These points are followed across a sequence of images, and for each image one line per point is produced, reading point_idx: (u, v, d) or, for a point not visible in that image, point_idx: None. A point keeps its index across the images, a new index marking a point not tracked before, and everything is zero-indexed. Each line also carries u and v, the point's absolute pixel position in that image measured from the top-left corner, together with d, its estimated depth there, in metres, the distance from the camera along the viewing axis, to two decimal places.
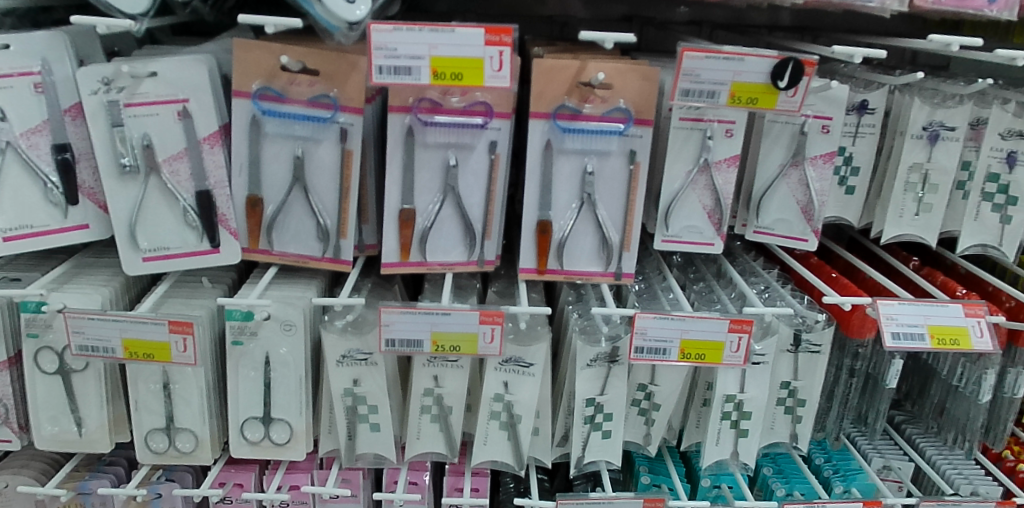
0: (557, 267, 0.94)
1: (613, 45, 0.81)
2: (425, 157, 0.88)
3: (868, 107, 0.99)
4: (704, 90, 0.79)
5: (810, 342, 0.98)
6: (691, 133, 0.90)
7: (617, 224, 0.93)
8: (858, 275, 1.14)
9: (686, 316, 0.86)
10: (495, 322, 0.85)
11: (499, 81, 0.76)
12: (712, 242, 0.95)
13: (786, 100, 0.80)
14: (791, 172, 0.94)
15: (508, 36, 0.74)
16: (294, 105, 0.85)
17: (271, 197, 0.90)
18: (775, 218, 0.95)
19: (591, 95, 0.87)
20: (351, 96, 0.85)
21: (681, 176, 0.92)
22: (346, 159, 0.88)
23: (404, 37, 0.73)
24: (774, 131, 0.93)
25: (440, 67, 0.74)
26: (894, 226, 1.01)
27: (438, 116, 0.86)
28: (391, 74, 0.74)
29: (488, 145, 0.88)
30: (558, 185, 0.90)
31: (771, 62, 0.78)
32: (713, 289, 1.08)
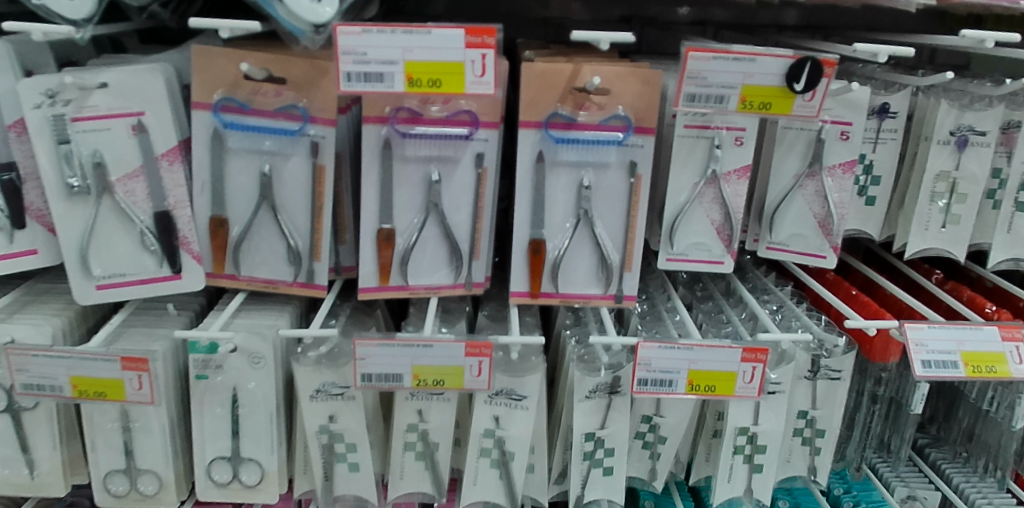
0: (551, 291, 0.85)
1: (609, 45, 0.72)
2: (404, 172, 0.80)
3: (890, 111, 0.91)
4: (712, 95, 0.71)
5: (829, 368, 0.90)
6: (697, 142, 0.82)
7: (617, 243, 0.85)
8: (879, 292, 1.06)
9: (694, 345, 0.78)
10: (483, 355, 0.77)
11: (482, 87, 0.68)
12: (723, 261, 0.87)
13: (803, 104, 0.72)
14: (806, 183, 0.86)
15: (491, 37, 0.66)
16: (258, 116, 0.77)
17: (237, 218, 0.82)
18: (790, 233, 0.87)
19: (586, 102, 0.79)
20: (322, 106, 0.77)
21: (687, 189, 0.84)
22: (318, 175, 0.80)
23: (375, 40, 0.65)
24: (788, 139, 0.85)
25: (415, 73, 0.67)
26: (918, 239, 0.93)
27: (418, 127, 0.78)
28: (360, 81, 0.66)
29: (474, 158, 0.80)
30: (551, 202, 0.82)
31: (787, 63, 0.69)
32: (723, 309, 1.01)
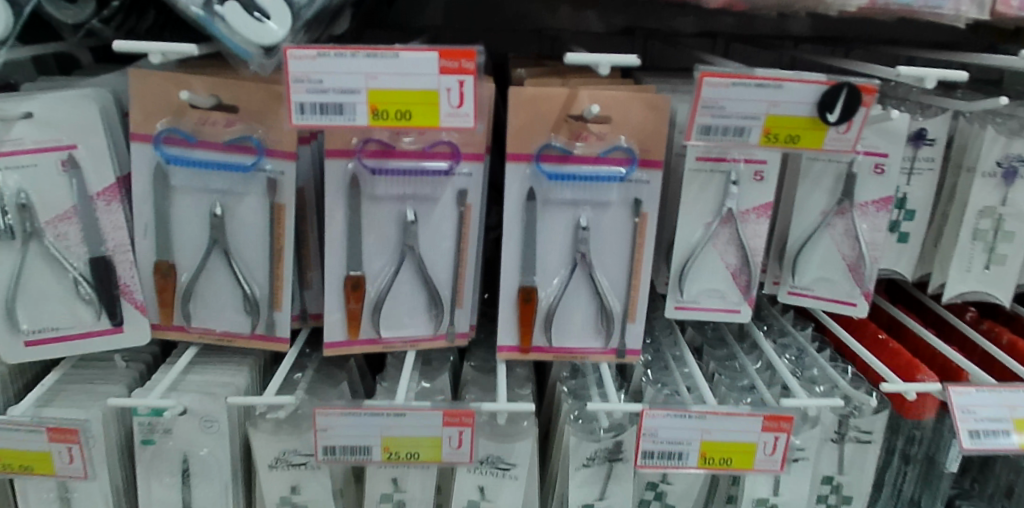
0: (544, 344, 0.75)
1: (610, 69, 0.62)
2: (375, 212, 0.70)
3: (927, 138, 0.81)
4: (730, 126, 0.61)
5: (858, 430, 0.81)
6: (711, 176, 0.72)
7: (619, 290, 0.74)
8: (908, 335, 0.96)
9: (707, 412, 0.69)
10: (464, 424, 0.67)
11: (459, 120, 0.57)
12: (739, 309, 0.76)
13: (836, 137, 0.62)
14: (835, 221, 0.75)
15: (471, 61, 0.56)
16: (206, 150, 0.67)
17: (186, 263, 0.72)
18: (815, 277, 0.77)
19: (583, 132, 0.69)
20: (280, 137, 0.67)
21: (699, 230, 0.74)
22: (276, 215, 0.69)
23: (332, 65, 0.55)
24: (814, 172, 0.74)
25: (380, 103, 0.56)
26: (958, 281, 0.83)
27: (390, 162, 0.68)
28: (315, 113, 0.56)
29: (456, 195, 0.70)
30: (543, 244, 0.72)
31: (820, 90, 0.59)
32: (736, 356, 0.91)
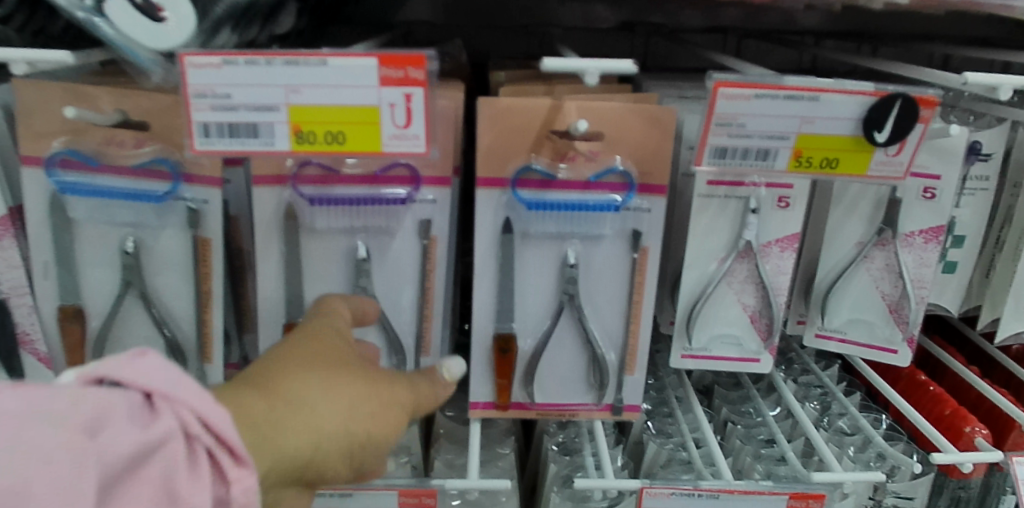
0: (525, 401, 0.64)
1: (600, 76, 0.50)
2: (320, 247, 0.58)
3: (981, 152, 0.68)
4: (752, 148, 0.49)
5: (897, 498, 0.68)
6: (725, 203, 0.59)
7: (614, 336, 0.63)
8: (949, 376, 0.83)
9: (721, 491, 0.58)
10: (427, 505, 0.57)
11: (405, 143, 0.45)
12: (759, 358, 0.64)
13: (883, 161, 0.50)
14: (874, 253, 0.63)
15: (420, 69, 0.43)
16: (111, 175, 0.55)
17: (97, 307, 0.59)
18: (847, 319, 0.65)
19: (569, 151, 0.57)
20: (200, 160, 0.55)
21: (709, 266, 0.61)
22: (202, 251, 0.58)
23: (242, 75, 0.43)
24: (849, 196, 0.62)
25: (305, 123, 0.44)
26: (1014, 320, 0.70)
27: (335, 189, 0.56)
28: (223, 136, 0.45)
29: (417, 226, 0.58)
30: (522, 284, 0.61)
31: (866, 103, 0.47)
32: (752, 400, 0.78)
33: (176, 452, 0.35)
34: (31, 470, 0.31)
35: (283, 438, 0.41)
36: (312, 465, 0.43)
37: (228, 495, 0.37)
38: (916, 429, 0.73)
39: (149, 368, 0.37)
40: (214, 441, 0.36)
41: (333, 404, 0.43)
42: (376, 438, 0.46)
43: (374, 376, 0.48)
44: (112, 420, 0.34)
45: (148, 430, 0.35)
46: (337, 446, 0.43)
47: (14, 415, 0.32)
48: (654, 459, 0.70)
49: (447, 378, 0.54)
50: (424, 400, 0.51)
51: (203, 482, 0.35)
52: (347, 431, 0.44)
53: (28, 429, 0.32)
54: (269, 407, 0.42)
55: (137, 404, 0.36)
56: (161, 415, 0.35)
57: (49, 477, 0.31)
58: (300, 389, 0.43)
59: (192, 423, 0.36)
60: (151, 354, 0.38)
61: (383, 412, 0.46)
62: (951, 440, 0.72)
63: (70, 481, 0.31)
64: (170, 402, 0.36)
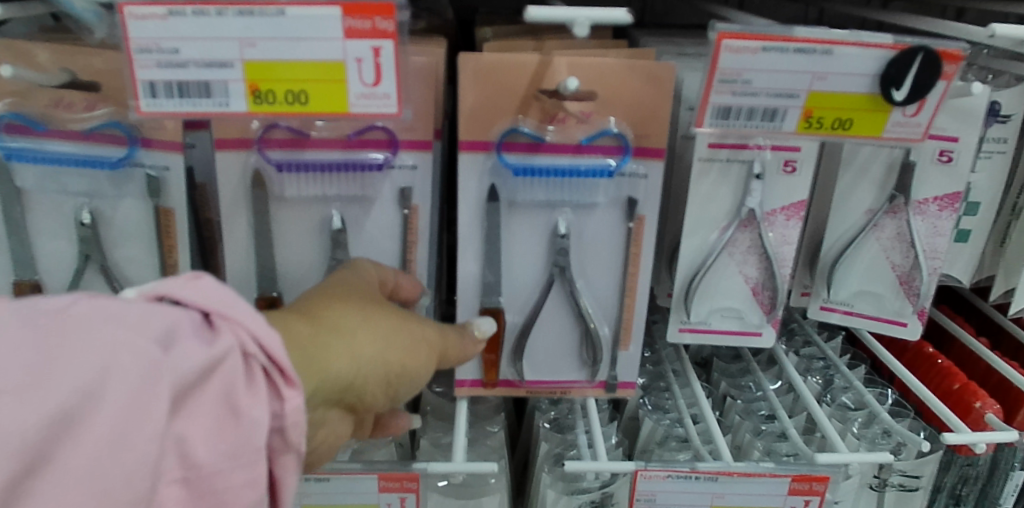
0: (514, 379, 0.61)
1: (589, 28, 0.45)
2: (292, 216, 0.54)
3: (1000, 113, 0.63)
4: (758, 107, 0.45)
5: (902, 477, 0.65)
6: (727, 167, 0.55)
7: (609, 310, 0.59)
8: (956, 348, 0.80)
9: (720, 473, 0.56)
10: (408, 490, 0.54)
11: (375, 103, 0.41)
12: (761, 332, 0.61)
13: (901, 121, 0.46)
14: (884, 221, 0.59)
15: (389, 20, 0.39)
16: (61, 141, 0.51)
17: (55, 282, 0.55)
18: (855, 290, 0.62)
19: (559, 113, 0.52)
20: (157, 123, 0.51)
21: (710, 235, 0.58)
22: (164, 222, 0.54)
23: (190, 28, 0.39)
24: (859, 160, 0.58)
25: (263, 81, 0.40)
26: None
27: (305, 153, 0.51)
28: (173, 96, 0.40)
29: (396, 194, 0.54)
30: (509, 256, 0.57)
31: (885, 57, 0.43)
32: (752, 372, 0.75)
33: (237, 369, 0.34)
34: (108, 368, 0.30)
35: (326, 359, 0.41)
36: (353, 391, 0.43)
37: (282, 411, 0.36)
38: (923, 404, 0.70)
39: (205, 289, 0.37)
40: (270, 362, 0.35)
41: (373, 334, 0.43)
42: (410, 372, 0.46)
43: (409, 317, 0.48)
44: (178, 334, 0.34)
45: (212, 345, 0.34)
46: (376, 375, 0.43)
47: (88, 317, 0.32)
48: (650, 437, 0.67)
49: (480, 335, 0.54)
50: (453, 350, 0.51)
51: (261, 397, 0.34)
52: (385, 359, 0.43)
53: (103, 330, 0.31)
54: (314, 331, 0.41)
55: (197, 321, 0.35)
56: (221, 332, 0.35)
57: (125, 377, 0.30)
58: (342, 319, 0.43)
59: (250, 343, 0.35)
60: (207, 277, 0.38)
61: (418, 349, 0.46)
62: (960, 416, 0.69)
63: (143, 384, 0.31)
64: (227, 321, 0.36)
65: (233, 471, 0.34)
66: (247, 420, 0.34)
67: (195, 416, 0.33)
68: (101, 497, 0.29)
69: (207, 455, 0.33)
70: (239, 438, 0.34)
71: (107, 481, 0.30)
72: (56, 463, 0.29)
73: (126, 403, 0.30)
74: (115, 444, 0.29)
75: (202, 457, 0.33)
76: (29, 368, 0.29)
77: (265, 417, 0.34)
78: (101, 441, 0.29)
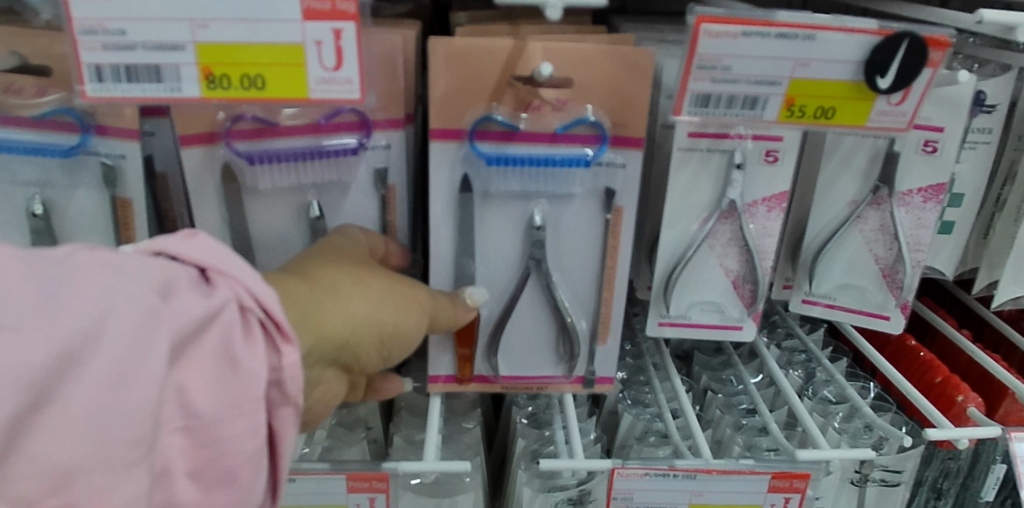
0: (489, 375, 0.59)
1: (563, 12, 0.43)
2: (256, 208, 0.52)
3: (985, 103, 0.62)
4: (739, 95, 0.43)
5: (884, 472, 0.64)
6: (707, 157, 0.54)
7: (586, 304, 0.58)
8: (939, 340, 0.79)
9: (698, 471, 0.54)
10: (379, 490, 0.53)
11: (337, 89, 0.39)
12: (742, 326, 0.59)
13: (885, 111, 0.44)
14: (867, 213, 0.58)
15: (349, 1, 0.37)
16: (11, 127, 0.48)
17: None
18: (837, 283, 0.60)
19: (534, 99, 0.50)
20: (113, 109, 0.48)
21: (690, 227, 0.56)
22: (122, 213, 0.51)
23: (139, 7, 0.36)
24: (842, 150, 0.56)
25: (217, 66, 0.38)
26: (1012, 283, 0.66)
27: (273, 142, 0.49)
28: (121, 80, 0.38)
29: (367, 185, 0.52)
30: (483, 248, 0.55)
31: (869, 43, 0.42)
32: (732, 365, 0.74)
33: (235, 321, 0.34)
34: (112, 310, 0.29)
35: (320, 316, 0.41)
36: (347, 350, 0.43)
37: (280, 364, 0.36)
38: (904, 398, 0.70)
39: (202, 245, 0.36)
40: (266, 315, 0.35)
41: (366, 294, 0.43)
42: (405, 332, 0.45)
43: (401, 279, 0.48)
44: (177, 285, 0.33)
45: (210, 298, 0.34)
46: (370, 334, 0.43)
47: (88, 264, 0.31)
48: (629, 432, 0.66)
49: (471, 304, 0.53)
50: (445, 315, 0.50)
51: (259, 350, 0.34)
52: (379, 319, 0.43)
53: (103, 275, 0.30)
54: (309, 290, 0.41)
55: (193, 276, 0.35)
56: (218, 287, 0.34)
57: (127, 320, 0.29)
58: (335, 280, 0.43)
59: (247, 296, 0.35)
60: (203, 235, 0.38)
61: (412, 309, 0.46)
62: (941, 410, 0.68)
63: (144, 329, 0.30)
64: (222, 276, 0.35)
65: (235, 419, 0.33)
66: (246, 372, 0.33)
67: (194, 365, 0.32)
68: (103, 439, 0.28)
69: (207, 404, 0.33)
70: (237, 387, 0.33)
71: (110, 423, 0.28)
72: (56, 402, 0.27)
73: (128, 345, 0.29)
74: (118, 383, 0.28)
75: (202, 406, 0.32)
76: (33, 303, 0.28)
77: (264, 368, 0.34)
78: (104, 380, 0.28)
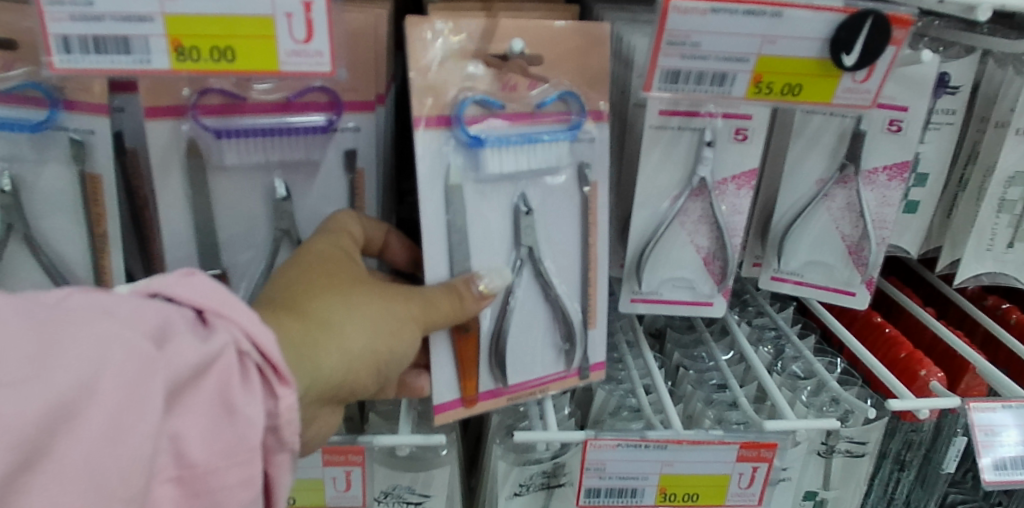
0: (497, 387, 0.56)
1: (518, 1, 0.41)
2: (229, 186, 0.51)
3: (949, 84, 0.64)
4: (708, 71, 0.44)
5: (849, 443, 0.66)
6: (678, 135, 0.54)
7: (575, 288, 0.57)
8: (904, 317, 0.81)
9: (669, 442, 0.56)
10: (353, 463, 0.54)
11: (307, 61, 0.39)
12: (712, 302, 0.61)
13: (850, 88, 0.45)
14: (834, 192, 0.59)
15: None
16: None
17: None
18: (805, 260, 0.62)
19: (511, 77, 0.50)
20: (82, 83, 0.48)
21: (662, 204, 0.57)
22: (91, 189, 0.51)
23: None
24: (810, 129, 0.58)
25: (186, 37, 0.38)
26: (973, 262, 0.68)
27: (240, 119, 0.49)
28: (88, 52, 0.37)
29: (342, 158, 0.52)
30: (482, 241, 0.52)
31: (835, 21, 0.42)
32: (703, 343, 0.75)
33: (232, 366, 0.34)
34: (104, 361, 0.30)
35: (316, 359, 0.41)
36: (343, 384, 0.44)
37: (276, 409, 0.37)
38: (870, 372, 0.72)
39: (199, 285, 0.37)
40: (263, 359, 0.36)
41: (362, 325, 0.44)
42: (398, 355, 0.46)
43: (394, 294, 0.47)
44: (173, 329, 0.34)
45: (208, 342, 0.34)
46: (365, 367, 0.44)
47: (83, 311, 0.32)
48: (603, 407, 0.67)
49: (486, 291, 0.50)
50: (447, 318, 0.49)
51: (256, 394, 0.35)
52: (372, 350, 0.44)
53: (98, 325, 0.31)
54: (303, 329, 0.41)
55: (190, 318, 0.36)
56: (216, 331, 0.35)
57: (121, 371, 0.30)
58: (328, 311, 0.43)
59: (245, 340, 0.35)
60: (200, 274, 0.38)
61: (406, 328, 0.46)
62: (905, 384, 0.70)
63: (139, 379, 0.31)
64: (221, 318, 0.36)
65: (229, 469, 0.34)
66: (243, 417, 0.34)
67: (190, 413, 0.33)
68: (97, 494, 0.29)
69: (201, 454, 0.34)
70: (233, 434, 0.34)
71: (105, 477, 0.29)
72: (53, 454, 0.28)
73: (122, 398, 0.30)
74: (111, 437, 0.29)
75: (197, 456, 0.33)
76: (30, 357, 0.29)
77: (260, 415, 0.35)
78: (98, 434, 0.29)
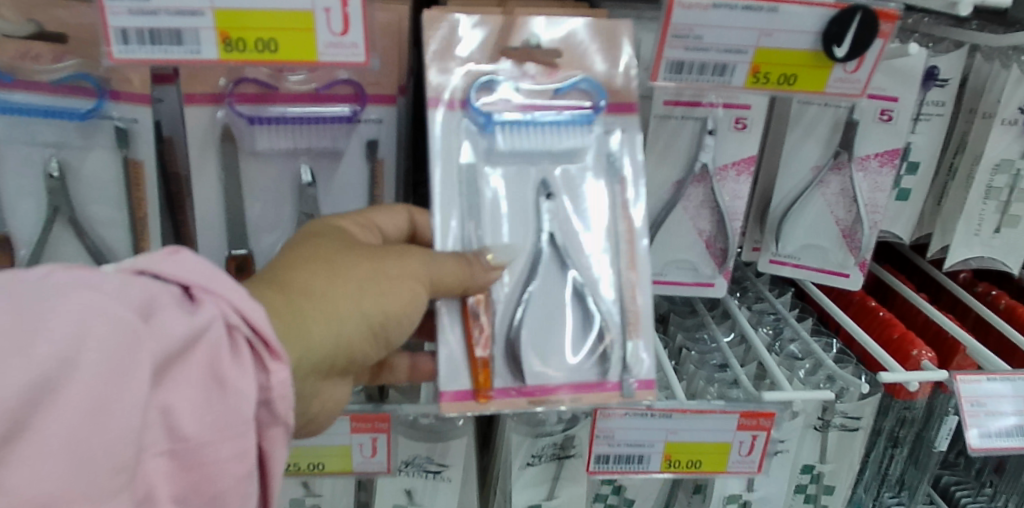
0: (513, 387, 0.49)
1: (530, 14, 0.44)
2: (262, 170, 0.55)
3: (938, 78, 0.67)
4: (711, 61, 0.47)
5: (844, 416, 0.70)
6: (682, 124, 0.58)
7: (608, 280, 0.52)
8: (897, 302, 0.85)
9: (674, 412, 0.59)
10: (379, 431, 0.57)
11: (344, 52, 0.43)
12: (714, 283, 0.63)
13: (842, 77, 0.49)
14: (829, 178, 0.63)
15: None
16: (30, 92, 0.51)
17: (23, 235, 0.55)
18: (801, 243, 0.65)
19: (528, 66, 0.51)
20: (127, 75, 0.52)
21: (666, 189, 0.61)
22: (133, 174, 0.54)
23: None
24: (806, 119, 0.61)
25: (234, 29, 0.41)
26: (962, 246, 0.71)
27: (272, 107, 0.53)
28: (145, 43, 0.41)
29: (363, 147, 0.56)
30: (496, 220, 0.51)
31: (827, 15, 0.46)
32: (705, 326, 0.78)
33: (222, 341, 0.35)
34: (89, 332, 0.29)
35: (299, 327, 0.43)
36: (337, 348, 0.46)
37: (268, 382, 0.37)
38: (865, 352, 0.75)
39: (183, 262, 0.37)
40: (253, 333, 0.36)
41: (344, 291, 0.45)
42: (392, 315, 0.47)
43: (385, 257, 0.48)
44: (160, 303, 0.34)
45: (196, 317, 0.35)
46: (355, 330, 0.46)
47: (63, 283, 0.31)
48: None
49: (495, 263, 0.48)
50: (453, 280, 0.47)
51: (247, 368, 0.35)
52: (357, 313, 0.46)
53: (83, 296, 0.30)
54: (281, 299, 0.43)
55: (178, 295, 0.36)
56: (203, 307, 0.35)
57: (107, 343, 0.29)
58: (311, 281, 0.45)
59: (233, 314, 0.36)
60: (186, 252, 0.38)
61: (399, 290, 0.47)
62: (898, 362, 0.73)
63: (126, 352, 0.30)
64: (208, 294, 0.36)
65: (222, 442, 0.34)
66: (234, 390, 0.34)
67: (180, 386, 0.33)
68: (80, 471, 0.28)
69: (193, 427, 0.33)
70: (225, 407, 0.34)
71: (90, 453, 0.28)
72: (33, 431, 0.27)
73: (108, 370, 0.29)
74: (98, 411, 0.28)
75: (189, 429, 0.33)
76: (9, 326, 0.28)
77: (252, 387, 0.35)
78: (82, 408, 0.28)
